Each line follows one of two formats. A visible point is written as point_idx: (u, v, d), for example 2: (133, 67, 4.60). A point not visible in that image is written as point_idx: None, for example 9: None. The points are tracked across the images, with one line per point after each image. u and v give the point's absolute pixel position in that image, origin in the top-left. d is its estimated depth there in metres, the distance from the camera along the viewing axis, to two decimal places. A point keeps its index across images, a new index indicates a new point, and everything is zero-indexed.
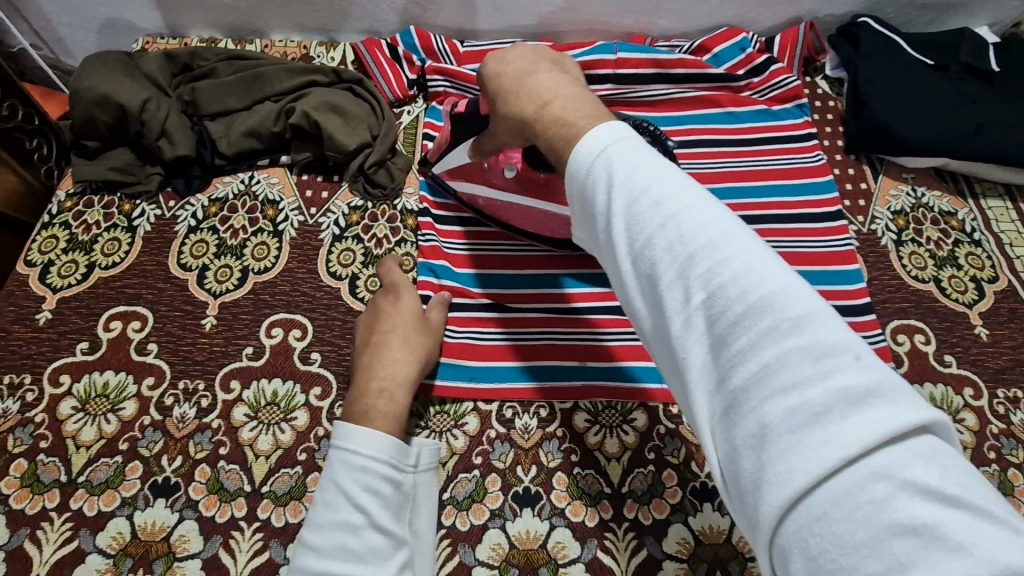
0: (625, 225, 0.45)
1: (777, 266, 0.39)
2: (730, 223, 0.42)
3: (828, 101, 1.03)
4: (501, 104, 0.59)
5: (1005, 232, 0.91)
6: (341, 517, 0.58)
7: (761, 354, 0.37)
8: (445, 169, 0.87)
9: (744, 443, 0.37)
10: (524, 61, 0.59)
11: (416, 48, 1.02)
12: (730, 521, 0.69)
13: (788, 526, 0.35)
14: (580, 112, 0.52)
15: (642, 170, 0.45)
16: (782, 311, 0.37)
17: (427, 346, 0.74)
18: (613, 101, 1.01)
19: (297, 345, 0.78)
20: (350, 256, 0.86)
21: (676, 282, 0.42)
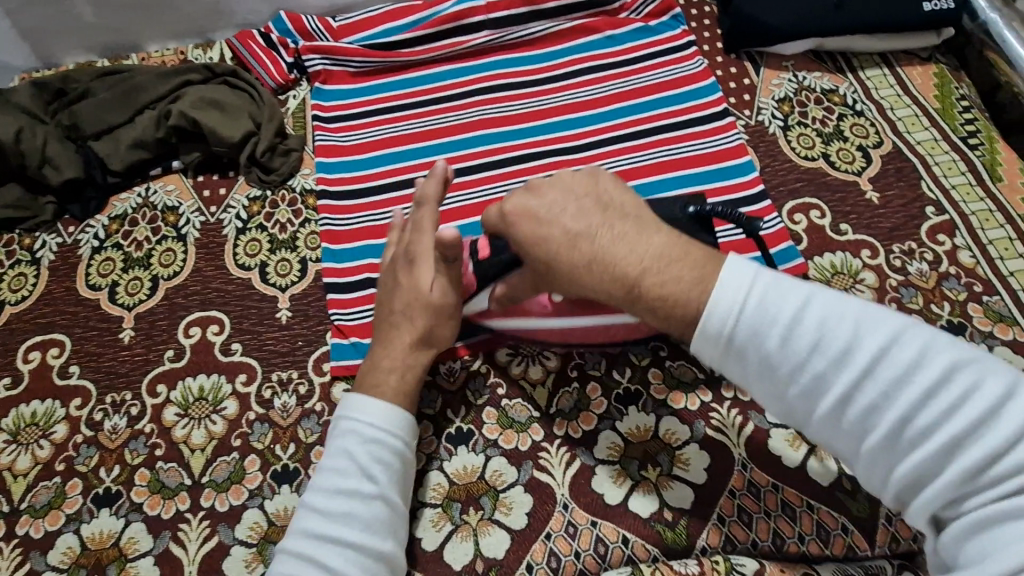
0: (795, 378, 0.47)
1: (970, 365, 0.43)
2: (917, 337, 0.44)
3: (703, 6, 1.04)
4: (559, 266, 0.56)
5: (886, 98, 0.93)
6: (348, 484, 0.59)
7: (968, 453, 0.41)
8: (478, 309, 0.72)
9: (970, 542, 0.41)
10: (575, 220, 0.56)
11: (291, 32, 1.02)
12: (655, 418, 0.72)
13: None
14: (681, 285, 0.51)
15: (809, 313, 0.47)
16: (994, 414, 0.41)
17: (432, 298, 0.68)
18: (493, 47, 1.01)
19: (217, 340, 0.79)
20: (257, 246, 0.87)
21: (875, 416, 0.44)
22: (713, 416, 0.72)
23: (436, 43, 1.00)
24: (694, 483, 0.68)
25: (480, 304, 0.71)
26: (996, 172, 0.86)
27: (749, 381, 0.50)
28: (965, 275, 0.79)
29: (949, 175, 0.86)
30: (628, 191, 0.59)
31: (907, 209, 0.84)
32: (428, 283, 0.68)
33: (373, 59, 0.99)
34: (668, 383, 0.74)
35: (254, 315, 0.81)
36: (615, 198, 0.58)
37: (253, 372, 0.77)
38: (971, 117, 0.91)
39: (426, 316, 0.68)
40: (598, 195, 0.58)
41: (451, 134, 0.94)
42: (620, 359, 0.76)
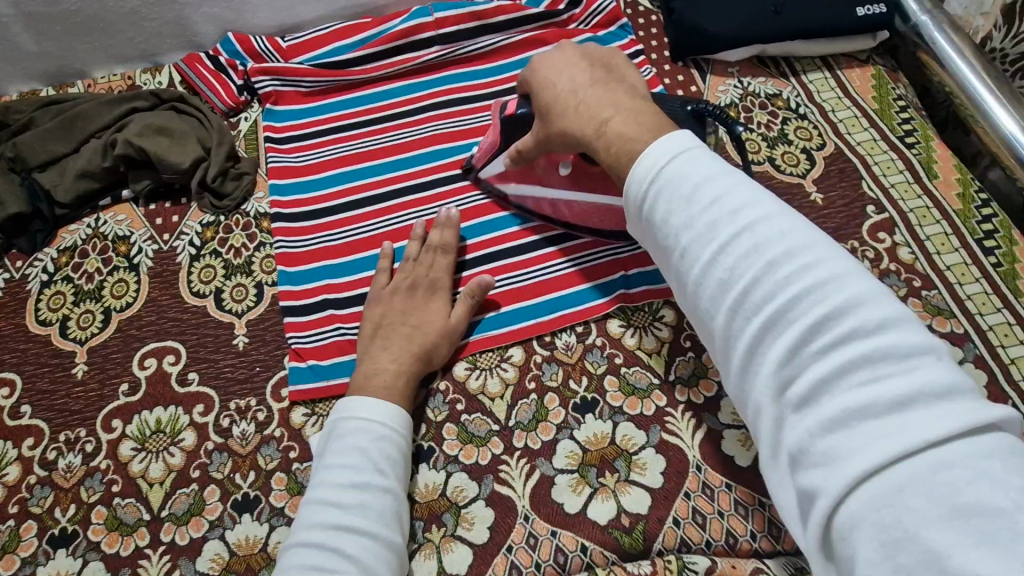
0: (687, 234, 0.45)
1: (868, 285, 0.39)
2: (819, 244, 0.41)
3: (650, 15, 1.06)
4: (556, 115, 0.65)
5: (827, 101, 0.96)
6: (360, 478, 0.61)
7: (835, 352, 0.37)
8: (495, 173, 0.85)
9: (813, 432, 0.37)
10: (579, 75, 0.64)
11: (239, 53, 1.03)
12: (613, 425, 0.74)
13: (845, 509, 0.35)
14: (640, 126, 0.55)
15: (720, 185, 0.45)
16: (863, 314, 0.37)
17: (445, 322, 0.76)
18: (445, 62, 1.01)
19: (172, 370, 0.79)
20: (211, 272, 0.86)
21: (749, 289, 0.41)
22: (668, 421, 0.74)
23: (387, 60, 1.00)
24: (651, 487, 0.70)
25: (496, 168, 0.84)
26: (932, 170, 0.89)
27: (659, 253, 0.50)
28: (904, 271, 0.82)
29: (888, 174, 0.89)
30: (635, 71, 0.66)
31: (849, 208, 0.87)
32: (442, 309, 0.77)
33: (324, 78, 0.99)
34: (624, 390, 0.76)
35: (211, 343, 0.80)
36: (621, 73, 0.65)
37: (210, 401, 0.76)
38: (908, 116, 0.94)
39: (435, 334, 0.75)
40: (606, 65, 0.66)
41: (404, 151, 0.94)
42: (577, 368, 0.78)
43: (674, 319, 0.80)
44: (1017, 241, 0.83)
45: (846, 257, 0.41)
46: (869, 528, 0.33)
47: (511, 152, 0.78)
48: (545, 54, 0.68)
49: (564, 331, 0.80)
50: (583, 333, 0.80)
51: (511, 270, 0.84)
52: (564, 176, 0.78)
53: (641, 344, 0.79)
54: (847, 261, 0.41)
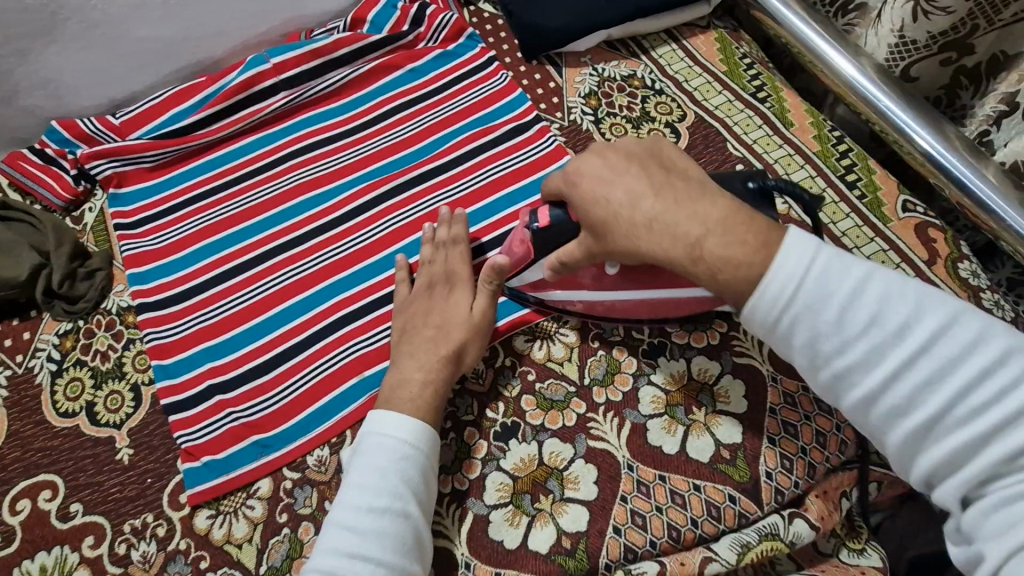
0: (850, 344, 0.49)
1: (999, 343, 0.46)
2: (938, 303, 0.48)
3: (496, 20, 1.05)
4: (627, 246, 0.58)
5: (679, 71, 0.98)
6: (378, 502, 0.59)
7: (973, 422, 0.45)
8: (528, 284, 0.75)
9: (959, 483, 0.46)
10: (637, 179, 0.58)
11: (69, 141, 0.94)
12: (538, 444, 0.72)
13: (985, 521, 0.45)
14: (743, 246, 0.52)
15: (862, 295, 0.49)
16: (1000, 387, 0.45)
17: (468, 320, 0.72)
18: (296, 106, 0.97)
19: (50, 506, 0.70)
20: (78, 386, 0.77)
21: (924, 417, 0.47)
22: (591, 426, 0.72)
23: (234, 115, 0.95)
24: (586, 501, 0.68)
25: (533, 276, 0.73)
26: (786, 118, 0.92)
27: (789, 352, 0.53)
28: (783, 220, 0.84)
29: (748, 131, 0.91)
30: (686, 158, 0.63)
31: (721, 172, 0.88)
32: (466, 304, 0.74)
33: (167, 149, 0.92)
34: (542, 406, 0.74)
35: (91, 465, 0.72)
36: (672, 165, 0.61)
37: (100, 530, 0.69)
38: (756, 72, 0.97)
39: (467, 332, 0.72)
40: (657, 158, 0.61)
41: (272, 208, 0.89)
42: (491, 395, 0.75)
43: (577, 322, 0.79)
44: (874, 169, 0.87)
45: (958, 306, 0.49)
46: (1012, 538, 0.43)
47: (550, 261, 0.66)
48: (580, 163, 0.61)
49: None
50: (491, 357, 0.77)
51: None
52: (610, 276, 0.67)
53: (550, 355, 0.77)
54: (966, 312, 0.48)
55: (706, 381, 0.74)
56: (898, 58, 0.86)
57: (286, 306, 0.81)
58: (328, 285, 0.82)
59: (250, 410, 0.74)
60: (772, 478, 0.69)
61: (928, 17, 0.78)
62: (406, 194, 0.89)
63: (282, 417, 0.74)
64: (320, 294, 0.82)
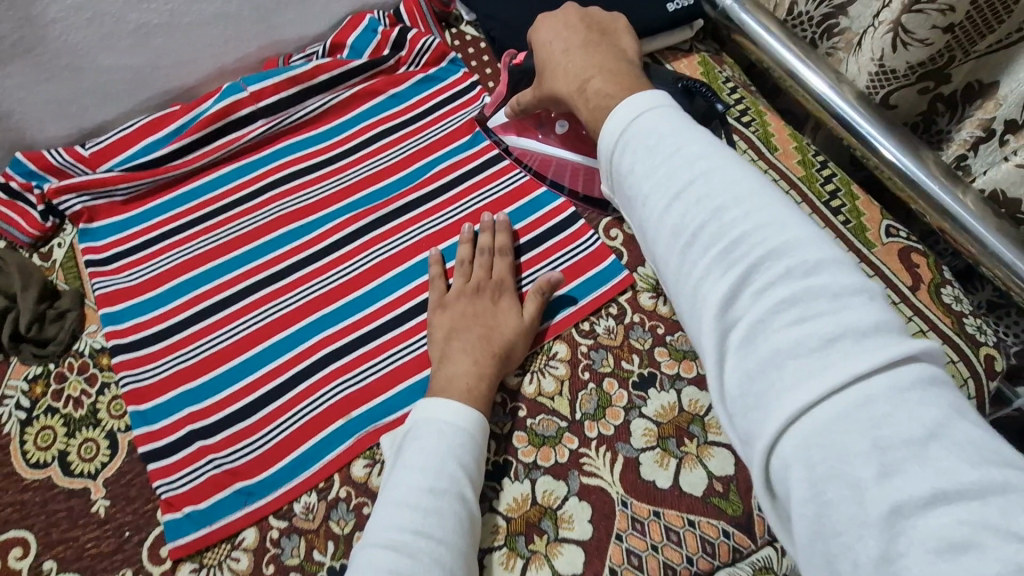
0: (651, 190, 0.41)
1: (844, 276, 0.35)
2: (772, 207, 0.38)
3: (478, 44, 1.04)
4: (548, 75, 0.62)
5: None
6: (436, 483, 0.59)
7: (773, 292, 0.34)
8: (496, 125, 0.86)
9: (748, 372, 0.34)
10: (571, 33, 0.61)
11: (35, 173, 0.89)
12: (531, 482, 0.71)
13: (787, 441, 0.31)
14: (618, 85, 0.53)
15: (694, 157, 0.41)
16: (800, 260, 0.35)
17: (516, 321, 0.75)
18: (274, 134, 0.94)
19: (23, 565, 0.67)
20: (50, 435, 0.74)
21: (700, 229, 0.38)
22: (584, 462, 0.72)
23: (210, 145, 0.92)
24: (582, 541, 0.67)
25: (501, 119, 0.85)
26: (771, 143, 0.93)
27: (618, 192, 0.46)
28: None
29: None
30: (632, 38, 0.63)
31: None
32: (514, 310, 0.76)
33: (139, 182, 0.88)
34: (534, 443, 0.73)
35: (65, 520, 0.69)
36: (619, 40, 0.62)
37: None
38: (738, 96, 0.98)
39: (513, 333, 0.74)
40: (601, 27, 0.62)
41: (251, 241, 0.86)
42: None
43: (567, 353, 0.78)
44: (857, 195, 0.88)
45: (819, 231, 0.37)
46: (808, 460, 0.30)
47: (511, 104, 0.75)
48: (546, 17, 0.63)
49: None
50: None
51: (389, 346, 0.79)
52: (558, 135, 0.79)
53: (541, 389, 0.76)
54: (806, 227, 0.37)
55: (697, 412, 0.74)
56: (877, 85, 0.88)
57: (267, 345, 0.79)
58: (310, 322, 0.80)
59: (233, 456, 0.72)
60: (765, 511, 0.68)
61: (906, 48, 0.80)
62: (390, 225, 0.87)
63: (266, 463, 0.71)
64: (303, 332, 0.80)
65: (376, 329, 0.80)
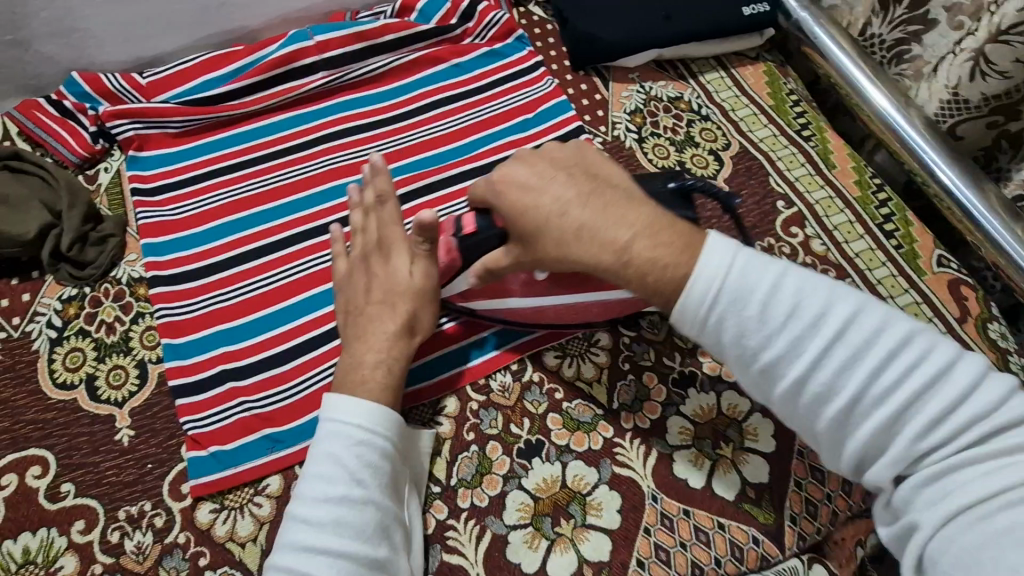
0: (759, 345, 0.48)
1: (935, 342, 0.45)
2: (858, 300, 0.47)
3: (546, 25, 1.03)
4: (544, 232, 0.57)
5: (726, 100, 0.97)
6: (338, 491, 0.56)
7: (897, 388, 0.44)
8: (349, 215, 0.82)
9: (894, 473, 0.45)
10: (565, 188, 0.57)
11: (89, 95, 0.88)
12: (562, 465, 0.70)
13: (931, 534, 0.41)
14: (670, 248, 0.52)
15: (789, 282, 0.48)
16: (897, 347, 0.45)
17: (430, 283, 0.68)
18: (335, 88, 0.93)
19: (39, 484, 0.65)
20: (79, 357, 0.73)
21: (855, 398, 0.45)
22: (617, 452, 0.70)
23: (268, 90, 0.91)
24: (609, 530, 0.66)
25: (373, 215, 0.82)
26: (830, 160, 0.92)
27: (719, 353, 0.51)
28: (820, 262, 0.84)
29: (791, 169, 0.91)
30: (619, 170, 0.62)
31: (762, 206, 0.88)
32: (404, 267, 0.67)
33: (194, 117, 0.87)
34: (568, 427, 0.72)
35: (87, 444, 0.68)
36: (618, 177, 0.60)
37: (93, 516, 0.64)
38: (801, 110, 0.97)
39: (410, 302, 0.67)
40: (592, 171, 0.60)
41: (301, 190, 0.85)
42: (517, 410, 0.73)
43: (609, 342, 0.77)
44: (912, 223, 0.87)
45: (894, 309, 0.48)
46: (975, 555, 0.38)
47: (476, 268, 0.66)
48: (558, 146, 0.63)
49: (497, 372, 0.75)
50: (519, 371, 0.75)
51: None
52: (537, 282, 0.67)
53: (579, 374, 0.75)
54: (887, 309, 0.47)
55: (736, 417, 0.73)
56: (947, 114, 0.87)
57: (308, 295, 0.77)
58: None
59: (263, 401, 0.70)
60: (796, 523, 0.67)
61: (986, 78, 0.80)
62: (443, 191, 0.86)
63: (296, 412, 0.70)
64: None
65: None
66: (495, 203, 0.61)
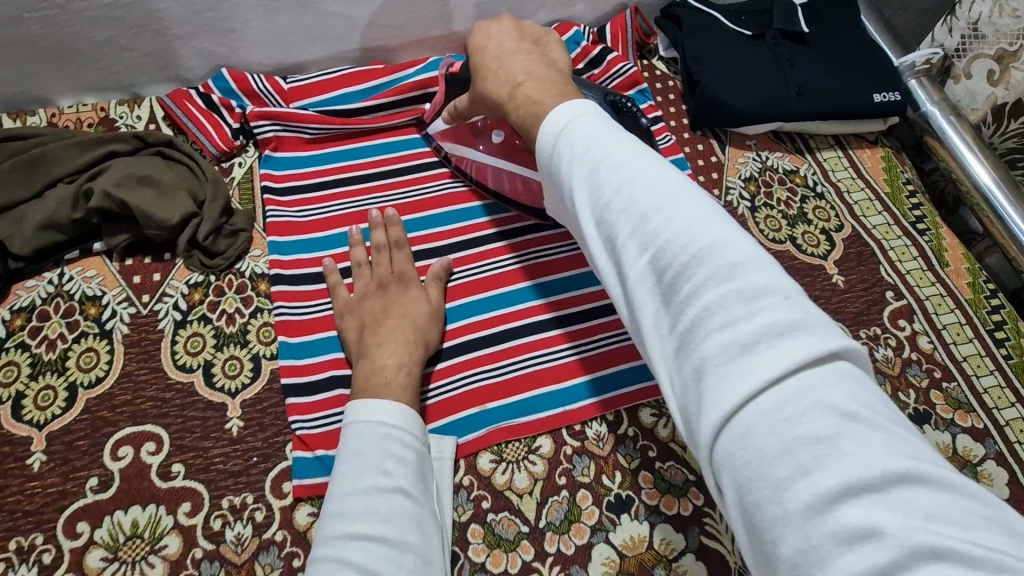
0: (576, 181, 0.48)
1: (746, 258, 0.40)
2: (686, 196, 0.44)
3: (668, 81, 1.05)
4: (478, 76, 0.69)
5: (842, 180, 0.98)
6: (367, 482, 0.57)
7: (696, 296, 0.40)
8: (435, 130, 0.90)
9: (688, 373, 0.39)
10: (510, 44, 0.69)
11: (235, 92, 0.93)
12: (650, 526, 0.69)
13: (721, 444, 0.37)
14: (548, 91, 0.60)
15: (605, 153, 0.48)
16: (720, 258, 0.40)
17: (435, 307, 0.78)
18: None
19: (152, 460, 0.68)
20: (199, 342, 0.76)
21: (636, 240, 0.43)
22: (707, 522, 0.69)
23: (399, 110, 0.95)
24: None
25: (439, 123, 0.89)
26: (943, 257, 0.91)
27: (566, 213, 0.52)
28: (925, 360, 0.83)
29: (903, 260, 0.91)
30: (563, 52, 0.72)
31: (870, 293, 0.87)
32: (421, 295, 0.78)
33: (329, 126, 0.91)
34: (660, 487, 0.71)
35: (199, 429, 0.71)
36: (547, 53, 0.70)
37: (198, 499, 0.67)
38: (917, 202, 0.96)
39: (426, 319, 0.76)
40: (535, 41, 0.71)
41: (420, 211, 0.88)
42: (610, 462, 0.73)
43: None
44: None
45: (722, 216, 0.43)
46: (738, 466, 0.36)
47: (449, 110, 0.82)
48: (484, 27, 0.73)
49: (593, 420, 0.75)
50: (614, 422, 0.75)
51: (548, 345, 0.80)
52: (495, 144, 0.84)
53: (674, 436, 0.74)
54: (717, 217, 0.42)
55: None
56: None
57: None
58: (564, 277, 0.85)
59: None
60: None
61: None
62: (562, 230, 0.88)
63: None
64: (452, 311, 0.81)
65: (528, 325, 0.81)
66: (464, 55, 0.74)
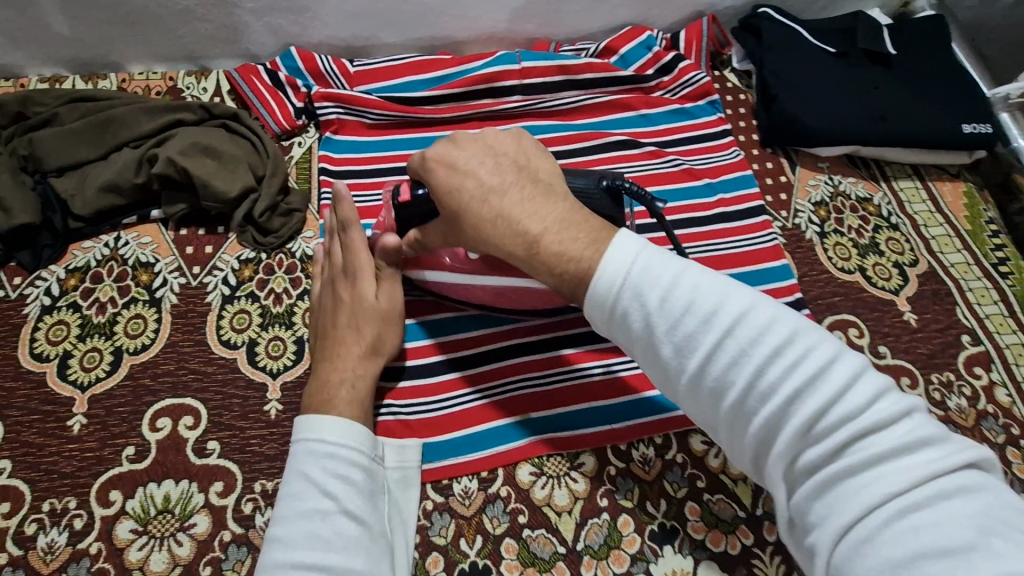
0: (658, 324, 0.47)
1: (858, 379, 0.42)
2: (782, 320, 0.45)
3: (739, 94, 1.01)
4: (467, 224, 0.57)
5: (919, 213, 0.92)
6: (308, 505, 0.55)
7: (825, 436, 0.41)
8: (392, 267, 0.73)
9: (816, 504, 0.41)
10: (490, 173, 0.56)
11: (301, 71, 0.93)
12: (693, 561, 0.65)
13: (849, 562, 0.39)
14: (577, 242, 0.51)
15: (685, 282, 0.47)
16: (835, 384, 0.42)
17: (388, 305, 0.69)
18: (523, 113, 0.94)
19: (188, 435, 0.67)
20: (245, 319, 0.75)
21: (740, 385, 0.44)
22: (755, 564, 0.65)
23: (463, 102, 0.93)
24: None
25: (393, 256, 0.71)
26: None
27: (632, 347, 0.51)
28: (1002, 415, 0.77)
29: (982, 303, 0.85)
30: (546, 156, 0.60)
31: (944, 335, 0.82)
32: (371, 292, 0.69)
33: (392, 113, 0.90)
34: (706, 521, 0.67)
35: (238, 408, 0.69)
36: (526, 159, 0.58)
37: (231, 480, 0.65)
38: (999, 243, 0.90)
39: (375, 324, 0.68)
40: (511, 152, 0.58)
41: None
42: (655, 488, 0.69)
43: None
44: None
45: (820, 328, 0.45)
46: None
47: (409, 239, 0.67)
48: (451, 145, 0.59)
49: (640, 442, 0.71)
50: (662, 446, 0.71)
51: (596, 357, 0.75)
52: (468, 260, 0.68)
53: (725, 468, 0.70)
54: (820, 336, 0.44)
55: None
56: None
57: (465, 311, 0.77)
58: None
59: (408, 408, 0.71)
60: None
61: None
62: None
63: (438, 427, 0.70)
64: (496, 311, 0.77)
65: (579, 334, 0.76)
66: (427, 182, 0.60)
